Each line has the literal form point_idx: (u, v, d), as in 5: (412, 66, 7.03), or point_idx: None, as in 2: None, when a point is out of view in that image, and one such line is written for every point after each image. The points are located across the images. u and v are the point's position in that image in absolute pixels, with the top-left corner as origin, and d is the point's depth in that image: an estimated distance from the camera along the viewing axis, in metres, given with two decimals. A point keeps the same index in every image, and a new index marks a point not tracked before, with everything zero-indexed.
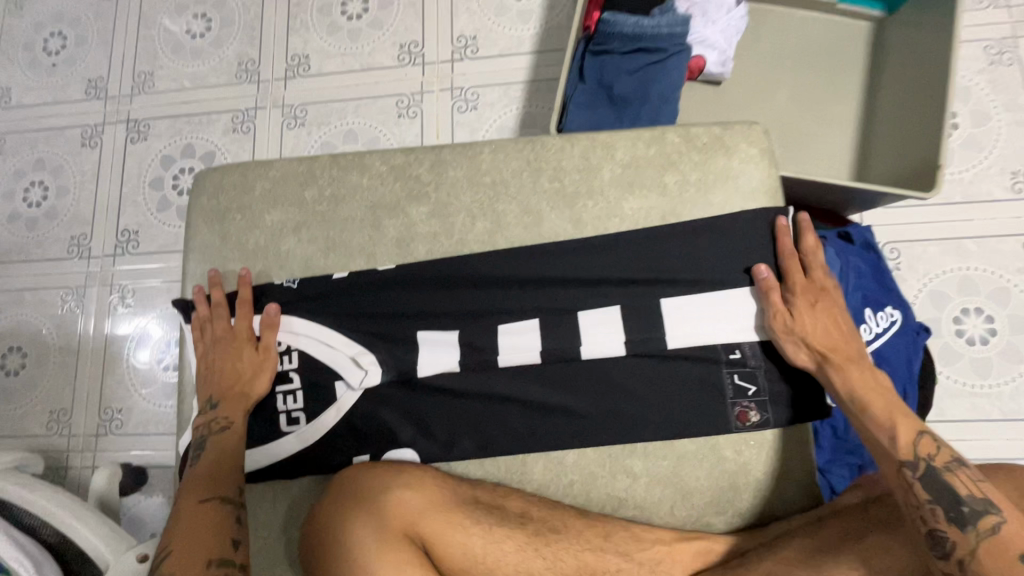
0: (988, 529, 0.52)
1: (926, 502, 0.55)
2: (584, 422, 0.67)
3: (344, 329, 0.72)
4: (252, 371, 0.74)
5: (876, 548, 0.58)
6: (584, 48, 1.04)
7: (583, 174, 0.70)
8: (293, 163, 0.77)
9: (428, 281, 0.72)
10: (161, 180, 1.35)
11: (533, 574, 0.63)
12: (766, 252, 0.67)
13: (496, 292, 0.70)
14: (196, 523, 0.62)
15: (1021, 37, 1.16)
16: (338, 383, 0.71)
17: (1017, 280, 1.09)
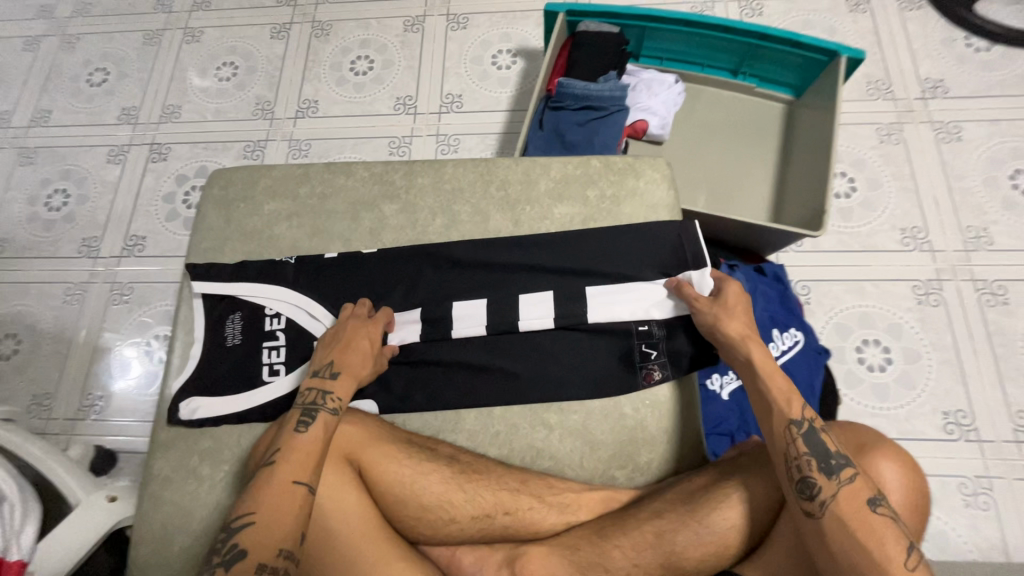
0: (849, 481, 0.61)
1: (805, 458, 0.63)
2: (516, 383, 0.80)
3: (323, 299, 0.86)
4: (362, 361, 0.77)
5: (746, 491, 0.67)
6: (545, 104, 1.27)
7: (524, 186, 0.89)
8: (293, 167, 0.95)
9: (393, 261, 0.87)
10: (173, 194, 1.52)
11: (455, 505, 0.69)
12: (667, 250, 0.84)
13: (454, 273, 0.85)
14: (293, 471, 0.64)
15: (903, 123, 1.43)
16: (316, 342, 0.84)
17: (908, 317, 1.27)
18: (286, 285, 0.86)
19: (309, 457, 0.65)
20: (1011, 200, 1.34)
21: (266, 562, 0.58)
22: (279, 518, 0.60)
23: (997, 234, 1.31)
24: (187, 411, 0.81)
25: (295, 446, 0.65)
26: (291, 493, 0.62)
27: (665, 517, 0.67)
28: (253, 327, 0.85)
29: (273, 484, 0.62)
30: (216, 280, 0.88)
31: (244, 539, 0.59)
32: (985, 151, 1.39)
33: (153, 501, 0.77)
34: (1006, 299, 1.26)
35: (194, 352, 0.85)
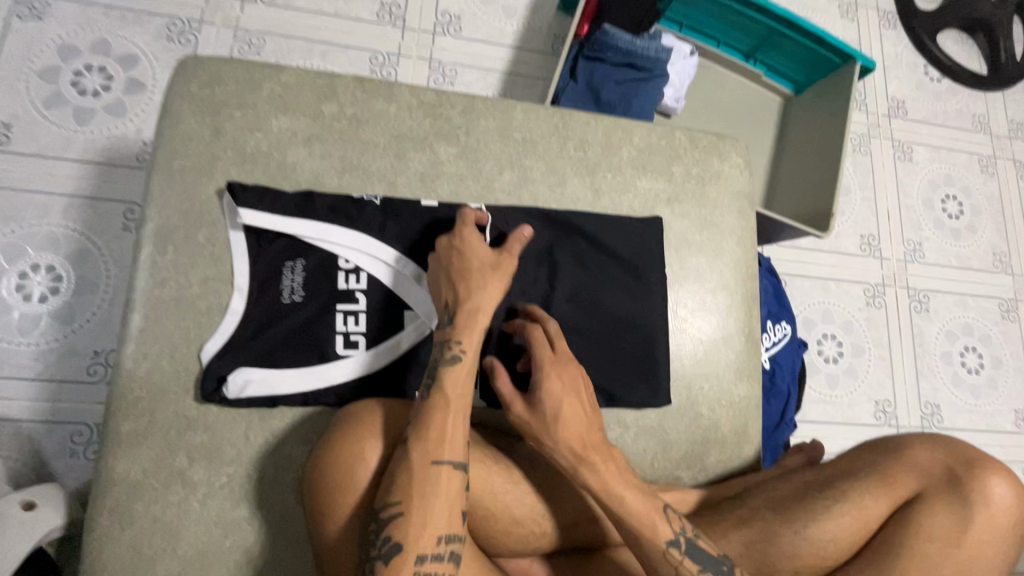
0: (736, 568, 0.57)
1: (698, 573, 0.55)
2: (648, 376, 0.71)
3: (419, 257, 0.67)
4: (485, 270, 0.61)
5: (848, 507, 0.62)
6: (578, 51, 1.12)
7: (605, 149, 0.77)
8: (310, 74, 0.71)
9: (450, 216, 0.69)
10: (56, 72, 1.10)
11: (546, 516, 0.62)
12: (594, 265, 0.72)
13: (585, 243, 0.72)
14: (448, 448, 0.53)
15: (871, 137, 1.55)
16: (408, 313, 0.65)
17: (858, 315, 1.41)
18: (369, 232, 0.66)
19: (457, 433, 0.54)
20: (940, 221, 1.54)
21: (425, 552, 0.50)
22: (432, 505, 0.51)
23: (927, 249, 1.51)
24: (234, 390, 0.60)
25: (439, 420, 0.53)
26: (441, 478, 0.52)
27: (754, 526, 0.65)
28: (322, 282, 0.64)
29: (414, 467, 0.51)
30: (272, 209, 0.64)
31: (396, 529, 0.50)
32: (927, 173, 1.57)
33: (115, 517, 0.56)
34: (927, 306, 1.47)
35: (231, 306, 0.62)
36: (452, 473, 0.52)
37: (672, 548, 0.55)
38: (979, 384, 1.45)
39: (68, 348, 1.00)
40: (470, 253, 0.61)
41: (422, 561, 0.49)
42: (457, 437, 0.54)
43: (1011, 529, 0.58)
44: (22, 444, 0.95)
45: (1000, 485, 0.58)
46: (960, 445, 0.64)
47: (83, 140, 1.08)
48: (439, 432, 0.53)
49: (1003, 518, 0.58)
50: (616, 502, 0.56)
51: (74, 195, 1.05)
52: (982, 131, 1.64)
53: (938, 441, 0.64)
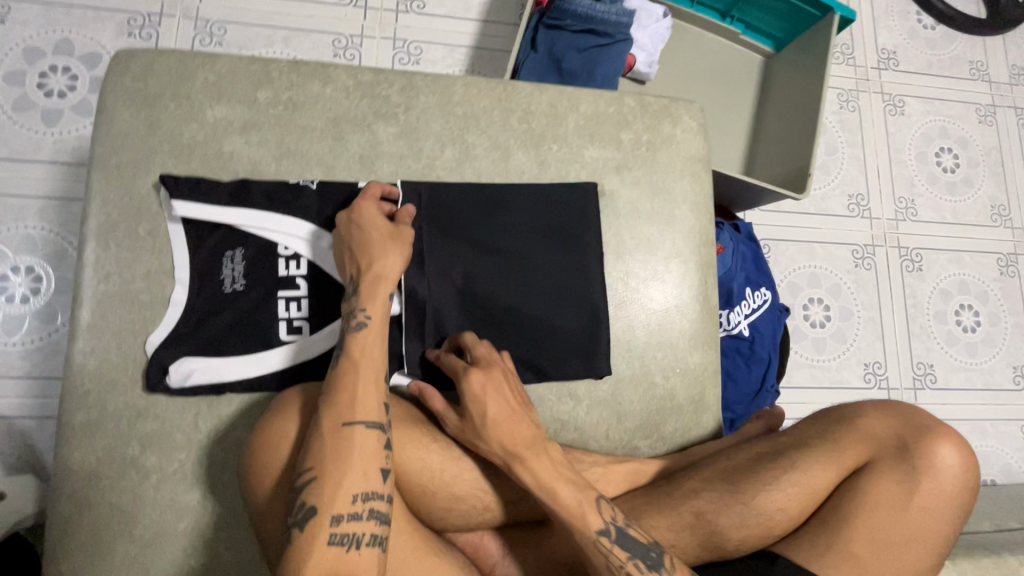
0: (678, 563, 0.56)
1: (626, 563, 0.54)
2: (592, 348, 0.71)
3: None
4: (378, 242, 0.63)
5: (797, 476, 0.62)
6: (539, 20, 1.09)
7: (551, 120, 0.75)
8: (244, 61, 0.70)
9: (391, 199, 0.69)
10: (22, 76, 1.11)
11: (488, 492, 0.63)
12: (538, 244, 0.72)
13: (525, 220, 0.72)
14: (360, 409, 0.56)
15: (860, 92, 1.48)
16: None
17: (846, 278, 1.38)
18: (306, 219, 0.66)
19: (368, 396, 0.57)
20: (935, 175, 1.48)
21: (341, 512, 0.52)
22: (346, 466, 0.53)
23: (921, 207, 1.45)
24: (179, 378, 0.62)
25: (346, 384, 0.57)
26: (355, 438, 0.54)
27: (704, 497, 0.64)
28: (262, 270, 0.65)
29: (327, 432, 0.54)
30: (210, 201, 0.65)
31: (311, 495, 0.52)
32: (921, 127, 1.50)
33: (74, 504, 0.59)
34: (920, 265, 1.42)
35: (174, 299, 0.64)
36: (365, 432, 0.55)
37: (603, 538, 0.55)
38: (975, 342, 1.41)
39: (52, 345, 1.03)
40: (365, 223, 0.63)
41: (338, 521, 0.51)
42: (369, 400, 0.56)
43: (957, 497, 0.58)
44: (14, 439, 0.99)
45: (948, 453, 0.58)
46: (913, 412, 0.63)
47: (53, 142, 1.09)
48: (350, 395, 0.56)
49: (951, 486, 0.58)
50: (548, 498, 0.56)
51: (48, 197, 1.07)
52: (982, 78, 1.55)
53: (892, 408, 0.63)
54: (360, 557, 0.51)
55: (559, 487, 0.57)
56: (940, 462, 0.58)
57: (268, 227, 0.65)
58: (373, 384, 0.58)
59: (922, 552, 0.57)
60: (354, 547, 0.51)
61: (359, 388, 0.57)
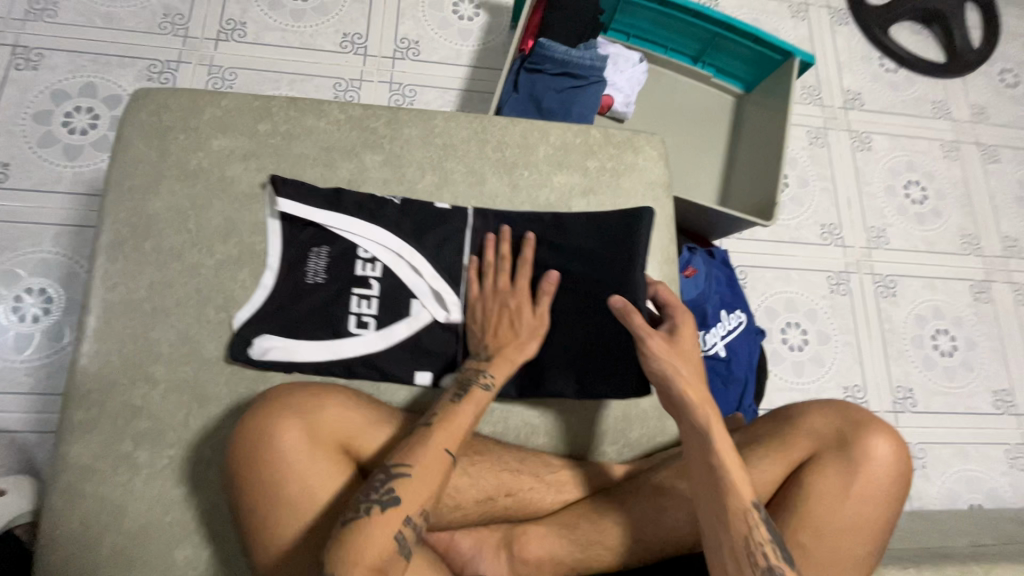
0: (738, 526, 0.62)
1: (767, 542, 0.58)
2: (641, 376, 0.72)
3: (429, 249, 0.76)
4: (523, 333, 0.73)
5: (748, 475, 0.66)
6: (520, 65, 1.20)
7: (522, 149, 0.83)
8: (248, 98, 0.79)
9: (460, 222, 0.78)
10: (49, 115, 1.21)
11: (460, 490, 0.69)
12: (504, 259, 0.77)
13: (579, 250, 0.77)
14: (454, 437, 0.64)
15: (828, 129, 1.58)
16: (416, 301, 0.74)
17: (822, 303, 1.43)
18: (386, 228, 0.74)
19: (461, 423, 0.65)
20: (904, 207, 1.55)
21: (410, 517, 0.59)
22: (429, 478, 0.61)
23: (891, 235, 1.51)
24: (259, 352, 0.70)
25: (461, 415, 0.65)
26: (438, 458, 0.62)
27: (668, 497, 0.70)
28: (342, 268, 0.73)
29: (429, 445, 0.62)
30: (311, 202, 0.74)
31: (401, 488, 0.59)
32: (889, 161, 1.58)
33: (68, 496, 0.64)
34: (894, 291, 1.47)
35: (264, 283, 0.72)
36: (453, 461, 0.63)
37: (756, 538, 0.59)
38: (953, 366, 1.44)
39: (56, 363, 1.08)
40: (519, 317, 0.74)
41: (407, 521, 0.58)
42: (462, 428, 0.65)
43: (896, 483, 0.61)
44: (15, 453, 1.03)
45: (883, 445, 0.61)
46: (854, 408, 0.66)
47: (72, 174, 1.19)
48: (457, 422, 0.65)
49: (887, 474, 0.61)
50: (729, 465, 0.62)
51: (64, 223, 1.15)
52: (944, 117, 1.64)
53: (833, 404, 0.67)
54: (398, 557, 0.57)
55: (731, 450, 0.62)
56: (875, 452, 0.62)
57: (352, 234, 0.74)
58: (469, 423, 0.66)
59: (863, 539, 0.60)
60: (401, 548, 0.57)
61: (467, 425, 0.65)
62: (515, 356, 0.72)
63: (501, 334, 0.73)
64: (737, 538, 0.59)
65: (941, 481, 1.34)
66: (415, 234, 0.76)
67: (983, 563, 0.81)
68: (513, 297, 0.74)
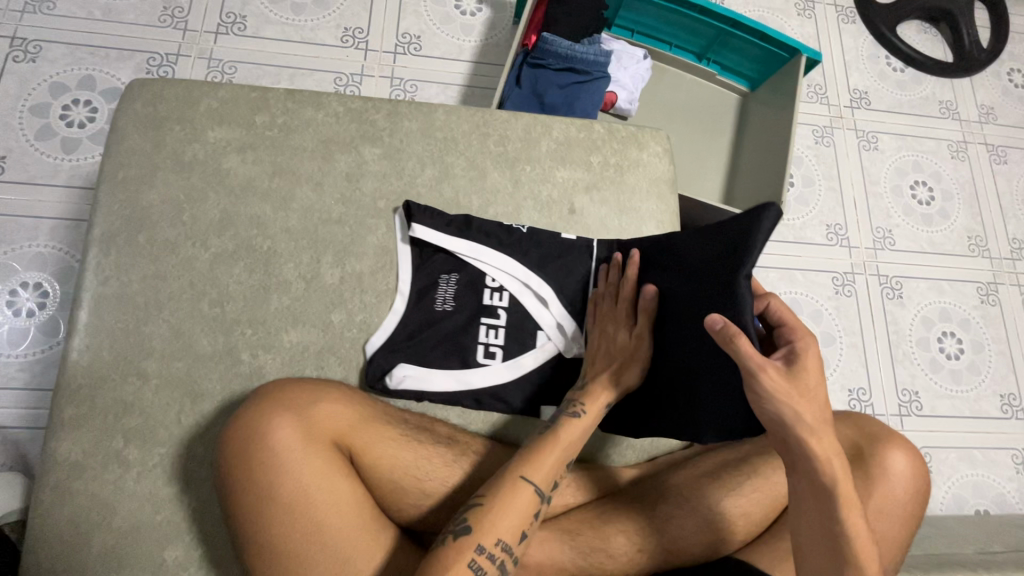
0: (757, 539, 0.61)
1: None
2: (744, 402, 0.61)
3: (557, 276, 0.76)
4: (619, 358, 0.71)
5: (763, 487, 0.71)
6: (523, 60, 1.18)
7: (524, 143, 0.81)
8: (245, 89, 0.78)
9: (585, 253, 0.77)
10: (46, 107, 1.20)
11: (456, 490, 0.67)
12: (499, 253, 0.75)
13: (682, 256, 0.67)
14: (542, 472, 0.63)
15: (834, 128, 1.56)
16: (541, 332, 0.74)
17: (827, 304, 1.41)
18: (518, 260, 0.75)
19: (550, 456, 0.64)
20: (910, 207, 1.53)
21: (489, 547, 0.58)
22: (513, 515, 0.60)
23: (898, 236, 1.50)
24: (395, 381, 0.70)
25: (549, 452, 0.64)
26: (522, 489, 0.61)
27: (670, 502, 0.71)
28: (470, 296, 0.74)
29: (510, 475, 0.62)
30: (445, 231, 0.74)
31: (475, 516, 0.59)
32: (895, 161, 1.56)
33: (56, 495, 0.62)
34: (900, 293, 1.45)
35: (395, 309, 0.73)
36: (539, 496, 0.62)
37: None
38: (960, 369, 1.42)
39: (51, 358, 1.07)
40: (613, 342, 0.71)
41: (480, 551, 0.57)
42: (551, 462, 0.64)
43: (907, 492, 0.67)
44: (8, 450, 1.01)
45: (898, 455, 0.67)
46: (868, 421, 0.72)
47: (69, 167, 1.17)
48: (546, 454, 0.64)
49: (900, 483, 0.67)
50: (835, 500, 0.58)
51: (61, 217, 1.14)
52: (952, 117, 1.62)
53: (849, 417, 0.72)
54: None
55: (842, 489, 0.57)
56: (889, 463, 0.67)
57: (486, 266, 0.74)
58: (558, 458, 0.65)
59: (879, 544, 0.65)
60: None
61: (556, 458, 0.64)
62: (614, 385, 0.69)
63: (602, 362, 0.71)
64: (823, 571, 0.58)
65: (947, 486, 1.32)
66: (546, 263, 0.76)
67: (993, 571, 0.80)
68: (615, 323, 0.72)
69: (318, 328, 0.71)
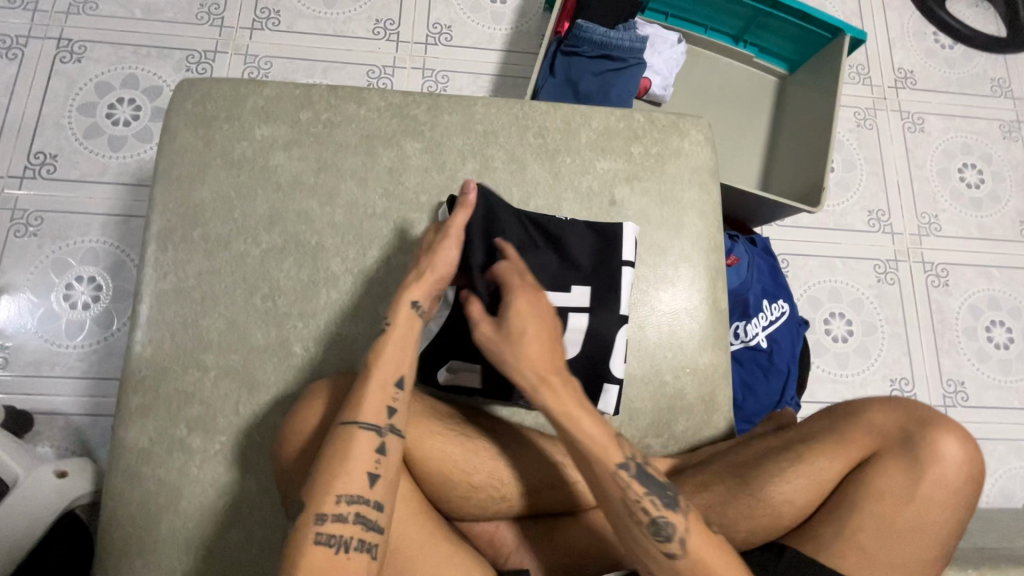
0: (689, 507, 0.60)
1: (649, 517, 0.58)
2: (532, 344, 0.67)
3: (586, 265, 0.74)
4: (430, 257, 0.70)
5: (803, 474, 0.64)
6: (557, 48, 1.16)
7: (564, 134, 0.81)
8: (289, 86, 0.79)
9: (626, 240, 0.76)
10: (93, 106, 1.24)
11: (503, 481, 0.68)
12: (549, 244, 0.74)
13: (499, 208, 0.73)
14: (365, 415, 0.62)
15: (878, 110, 1.50)
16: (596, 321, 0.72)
17: (869, 293, 1.37)
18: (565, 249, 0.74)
19: (371, 402, 0.62)
20: (958, 190, 1.47)
21: (343, 507, 0.58)
22: (348, 470, 0.59)
23: (945, 222, 1.44)
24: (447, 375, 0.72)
25: (369, 393, 0.63)
26: (354, 442, 0.60)
27: (714, 490, 0.67)
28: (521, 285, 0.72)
29: (337, 433, 0.61)
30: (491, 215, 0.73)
31: (309, 491, 0.59)
32: (942, 143, 1.50)
33: (126, 479, 0.66)
34: (946, 281, 1.40)
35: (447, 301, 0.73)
36: (367, 442, 0.61)
37: (621, 471, 0.59)
38: (1009, 359, 1.36)
39: (107, 348, 1.12)
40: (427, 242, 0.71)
41: (322, 520, 0.57)
42: (376, 397, 0.63)
43: (960, 485, 0.61)
44: (71, 435, 1.07)
45: (955, 446, 0.60)
46: (916, 405, 0.64)
47: (117, 164, 1.21)
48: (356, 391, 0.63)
49: (953, 476, 0.60)
50: (572, 423, 0.60)
51: (111, 213, 1.18)
52: (1005, 95, 1.55)
53: (895, 401, 0.65)
54: (348, 559, 0.57)
55: (579, 423, 0.60)
56: (941, 453, 0.61)
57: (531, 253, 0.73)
58: (381, 384, 0.64)
59: (924, 541, 0.60)
60: (342, 550, 0.57)
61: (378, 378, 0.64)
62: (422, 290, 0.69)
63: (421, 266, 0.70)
64: (614, 505, 0.60)
65: (993, 479, 1.28)
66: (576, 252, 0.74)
67: None
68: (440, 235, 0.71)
69: (366, 321, 0.73)
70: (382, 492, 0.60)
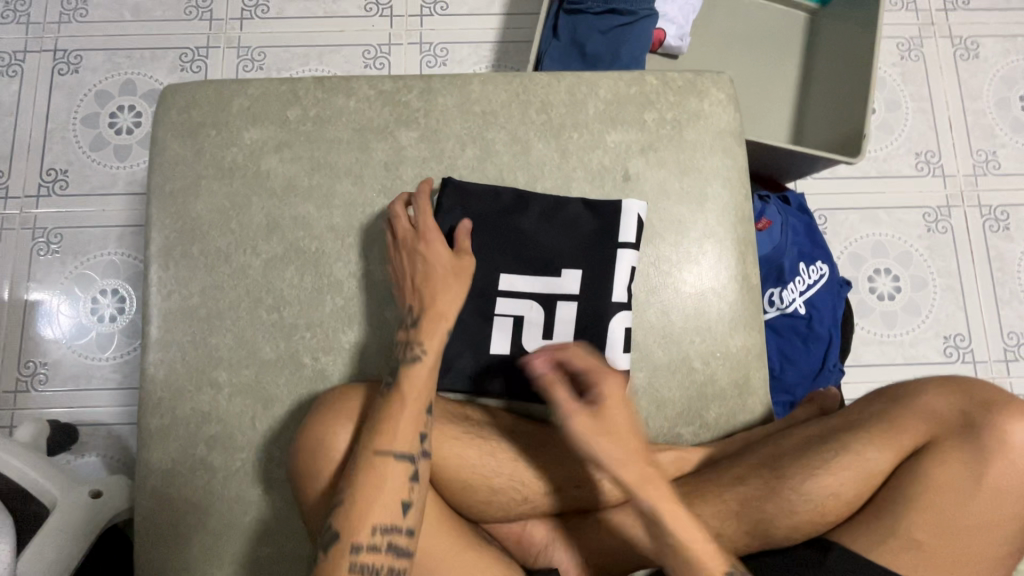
0: None
1: None
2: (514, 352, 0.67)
3: (574, 248, 0.70)
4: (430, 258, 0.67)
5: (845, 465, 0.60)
6: (559, 7, 1.07)
7: (570, 108, 0.74)
8: (275, 83, 0.75)
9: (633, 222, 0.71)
10: (95, 117, 1.23)
11: (523, 480, 0.66)
12: (543, 228, 0.70)
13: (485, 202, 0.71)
14: (401, 440, 0.59)
15: (925, 38, 1.34)
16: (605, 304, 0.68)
17: (919, 245, 1.26)
18: (560, 231, 0.70)
19: (405, 428, 0.60)
20: (1021, 121, 1.32)
21: (375, 534, 0.56)
22: (381, 498, 0.57)
23: (1005, 158, 1.30)
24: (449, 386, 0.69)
25: (398, 421, 0.60)
26: (387, 469, 0.58)
27: (750, 484, 0.63)
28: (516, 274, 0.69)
29: (369, 456, 0.58)
30: (475, 205, 0.70)
31: (338, 517, 0.57)
32: (1001, 69, 1.34)
33: (156, 499, 0.67)
34: (1007, 225, 1.27)
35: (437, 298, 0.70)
36: (401, 471, 0.58)
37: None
38: None
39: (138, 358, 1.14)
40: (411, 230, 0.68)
41: (357, 551, 0.56)
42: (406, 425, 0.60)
43: None
44: (113, 443, 1.11)
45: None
46: (980, 386, 0.60)
47: (126, 174, 1.21)
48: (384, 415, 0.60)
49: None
50: (675, 522, 0.55)
51: (125, 225, 1.19)
52: None
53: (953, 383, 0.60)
54: None
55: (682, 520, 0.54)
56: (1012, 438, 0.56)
57: (524, 240, 0.70)
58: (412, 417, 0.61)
59: (992, 533, 0.56)
60: None
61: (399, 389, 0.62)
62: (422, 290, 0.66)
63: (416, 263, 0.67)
64: None
65: None
66: (565, 235, 0.70)
67: None
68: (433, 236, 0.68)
69: (374, 326, 0.70)
70: (413, 519, 0.58)
